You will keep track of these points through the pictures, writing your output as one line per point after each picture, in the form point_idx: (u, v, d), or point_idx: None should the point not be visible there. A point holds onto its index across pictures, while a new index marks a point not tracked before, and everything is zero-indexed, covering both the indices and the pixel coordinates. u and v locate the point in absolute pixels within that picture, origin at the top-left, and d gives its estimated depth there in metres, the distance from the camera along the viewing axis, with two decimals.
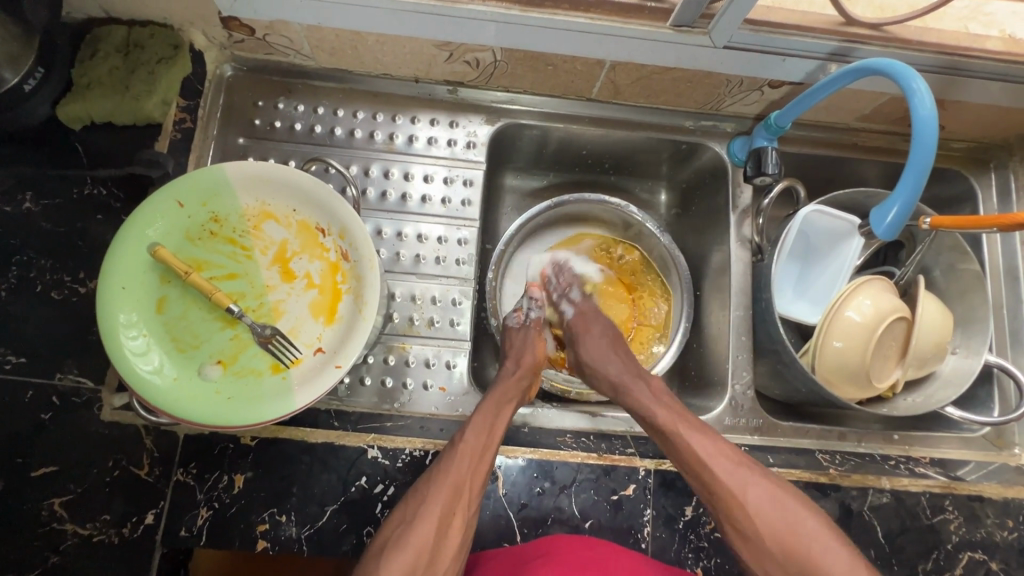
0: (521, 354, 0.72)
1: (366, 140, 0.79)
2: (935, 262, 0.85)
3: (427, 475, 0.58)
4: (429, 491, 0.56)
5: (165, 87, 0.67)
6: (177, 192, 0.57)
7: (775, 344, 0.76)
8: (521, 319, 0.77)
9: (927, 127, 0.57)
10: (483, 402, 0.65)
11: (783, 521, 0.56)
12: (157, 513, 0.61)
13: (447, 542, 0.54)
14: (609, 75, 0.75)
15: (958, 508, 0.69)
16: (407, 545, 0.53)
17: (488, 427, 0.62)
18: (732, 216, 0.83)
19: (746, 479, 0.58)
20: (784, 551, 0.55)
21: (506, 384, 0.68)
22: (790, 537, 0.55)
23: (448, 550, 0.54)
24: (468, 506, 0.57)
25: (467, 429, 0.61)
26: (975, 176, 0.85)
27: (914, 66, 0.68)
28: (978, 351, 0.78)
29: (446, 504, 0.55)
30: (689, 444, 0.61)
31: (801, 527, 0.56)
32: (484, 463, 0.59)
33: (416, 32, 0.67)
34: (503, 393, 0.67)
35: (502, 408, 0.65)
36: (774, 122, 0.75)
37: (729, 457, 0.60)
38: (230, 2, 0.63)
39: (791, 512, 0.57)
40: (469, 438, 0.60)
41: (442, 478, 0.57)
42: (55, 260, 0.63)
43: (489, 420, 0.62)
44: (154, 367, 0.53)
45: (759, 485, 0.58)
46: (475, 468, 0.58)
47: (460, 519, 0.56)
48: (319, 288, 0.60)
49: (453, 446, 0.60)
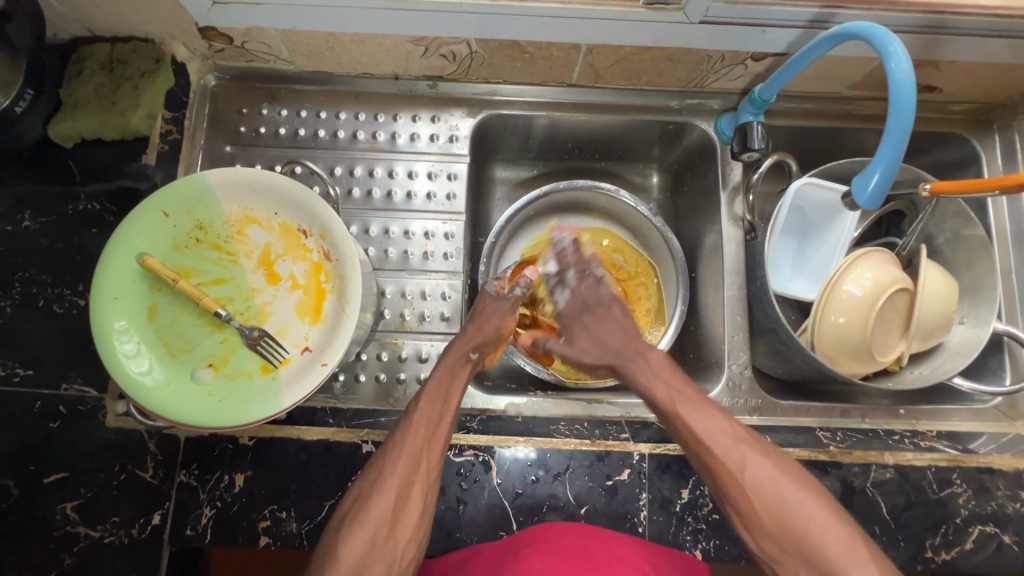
0: (486, 320, 0.71)
1: (349, 140, 0.80)
2: (939, 230, 0.82)
3: (382, 449, 0.59)
4: (387, 466, 0.57)
5: (151, 100, 0.69)
6: (162, 201, 0.58)
7: (772, 322, 0.75)
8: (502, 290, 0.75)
9: (906, 90, 0.54)
10: (437, 371, 0.66)
11: (773, 490, 0.52)
12: (163, 514, 0.62)
13: (408, 511, 0.55)
14: (587, 59, 0.74)
15: (967, 481, 0.67)
16: (363, 518, 0.53)
17: (443, 391, 0.64)
18: (722, 194, 0.82)
19: (746, 456, 0.54)
20: (780, 525, 0.51)
21: (456, 351, 0.68)
22: (783, 510, 0.51)
23: (409, 523, 0.55)
24: (428, 474, 0.58)
25: (419, 403, 0.62)
26: (978, 138, 0.82)
27: (898, 27, 0.65)
28: (986, 319, 0.76)
29: (404, 473, 0.56)
30: (687, 423, 0.58)
31: (793, 501, 0.51)
32: (440, 437, 0.60)
33: (390, 29, 0.67)
34: (453, 362, 0.67)
35: (457, 376, 0.66)
36: (758, 96, 0.74)
37: (721, 428, 0.57)
38: (205, 12, 0.64)
39: (787, 485, 0.52)
40: (424, 410, 0.61)
41: (398, 453, 0.58)
42: (55, 275, 0.66)
43: (444, 385, 0.64)
44: (145, 370, 0.55)
45: (760, 461, 0.54)
46: (429, 446, 0.59)
47: (419, 491, 0.57)
48: (303, 288, 0.60)
49: (407, 417, 0.61)
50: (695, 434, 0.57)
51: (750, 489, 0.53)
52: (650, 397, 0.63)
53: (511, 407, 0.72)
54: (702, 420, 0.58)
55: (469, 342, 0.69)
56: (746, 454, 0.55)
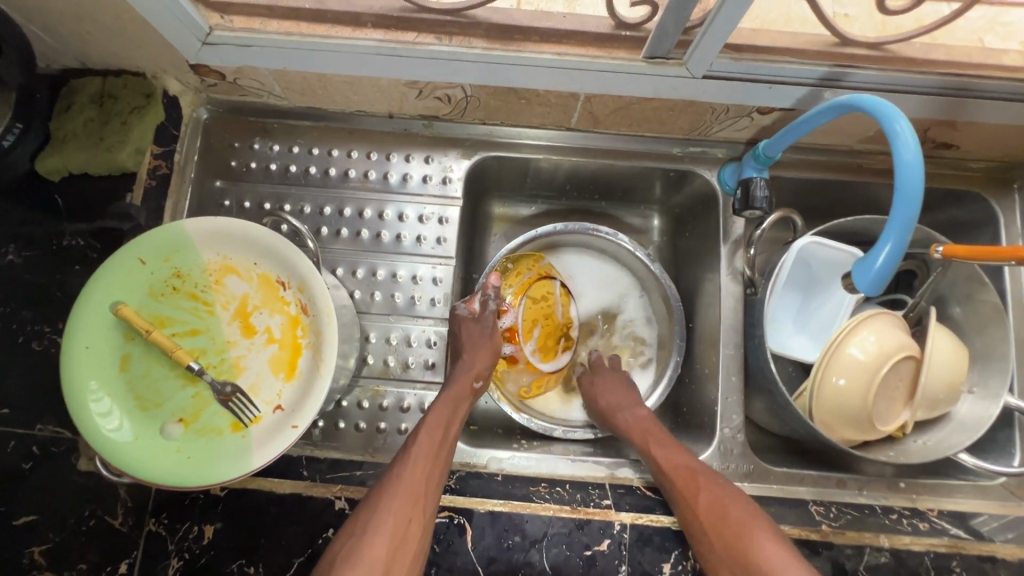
0: (479, 344, 0.73)
1: (341, 179, 0.78)
2: (951, 292, 0.78)
3: (381, 483, 0.61)
4: (383, 501, 0.58)
5: (139, 135, 0.68)
6: (140, 250, 0.57)
7: (769, 385, 0.72)
8: (475, 310, 0.74)
9: (912, 173, 0.50)
10: (438, 401, 0.67)
11: (717, 510, 0.60)
12: (130, 563, 0.61)
13: (403, 550, 0.56)
14: (586, 106, 0.71)
15: (967, 569, 0.63)
16: (358, 560, 0.55)
17: (443, 426, 0.65)
18: (723, 247, 0.79)
19: (698, 479, 0.63)
20: (721, 537, 0.58)
21: (461, 379, 0.70)
22: (723, 524, 0.59)
23: (404, 560, 0.56)
24: (424, 515, 0.59)
25: (417, 439, 0.63)
26: (996, 198, 0.78)
27: (916, 87, 0.64)
28: (996, 393, 0.72)
29: (402, 512, 0.58)
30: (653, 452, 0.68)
31: (735, 514, 0.59)
32: (439, 463, 0.62)
33: (381, 73, 0.66)
34: (455, 393, 0.69)
35: (457, 405, 0.68)
36: (762, 152, 0.70)
37: (682, 457, 0.66)
38: (195, 51, 0.63)
39: (730, 503, 0.60)
40: (423, 439, 0.63)
41: (395, 490, 0.59)
42: (35, 311, 0.66)
43: (444, 419, 0.65)
44: (115, 427, 0.54)
45: (710, 485, 0.62)
46: (430, 473, 0.61)
47: (416, 527, 0.58)
48: (279, 343, 0.59)
49: (406, 450, 0.62)
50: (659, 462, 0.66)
51: (701, 510, 0.61)
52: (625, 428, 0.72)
53: (491, 463, 0.70)
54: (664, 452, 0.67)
55: (472, 371, 0.71)
56: (699, 477, 0.63)
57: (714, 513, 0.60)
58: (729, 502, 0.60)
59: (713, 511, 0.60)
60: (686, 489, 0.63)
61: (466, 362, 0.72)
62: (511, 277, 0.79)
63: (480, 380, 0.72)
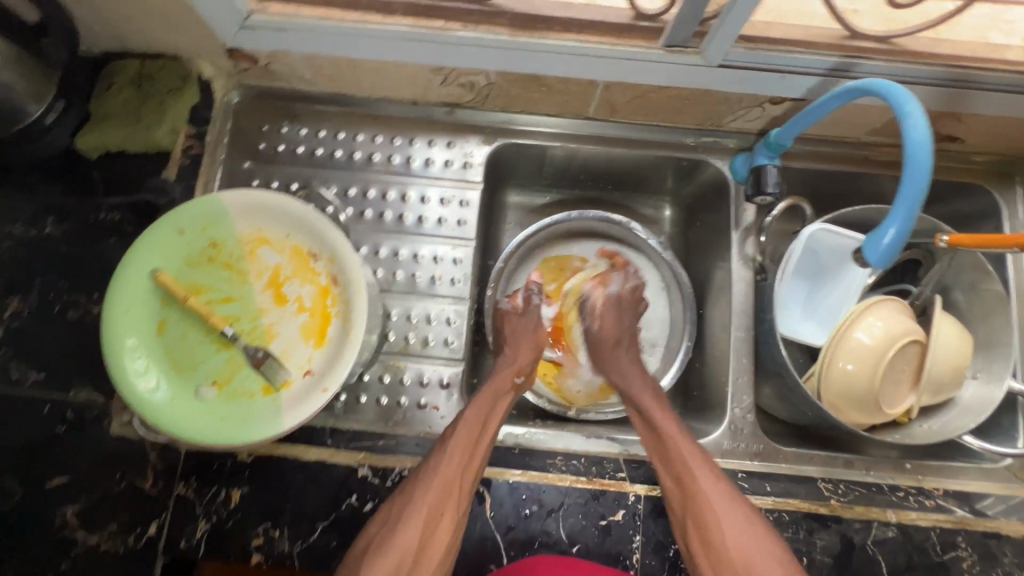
0: (520, 338, 0.77)
1: (366, 162, 0.81)
2: (954, 281, 0.80)
3: (417, 473, 0.62)
4: (417, 492, 0.60)
5: (174, 116, 0.71)
6: (177, 220, 0.60)
7: (778, 366, 0.74)
8: (517, 306, 0.80)
9: (922, 153, 0.53)
10: (478, 395, 0.68)
11: (729, 512, 0.59)
12: (160, 523, 0.66)
13: (434, 542, 0.58)
14: (604, 94, 0.74)
15: (972, 544, 0.68)
16: (390, 547, 0.57)
17: (482, 419, 0.66)
18: (734, 234, 0.81)
19: (710, 481, 0.61)
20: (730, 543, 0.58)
21: (502, 374, 0.72)
22: (733, 528, 0.58)
23: (433, 551, 0.58)
24: (457, 506, 0.60)
25: (455, 430, 0.64)
26: (999, 190, 0.81)
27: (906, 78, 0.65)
28: (1001, 377, 0.74)
29: (436, 501, 0.59)
30: (669, 439, 0.65)
31: (742, 518, 0.59)
32: (476, 458, 0.63)
33: (410, 59, 0.69)
34: (497, 387, 0.70)
35: (497, 401, 0.69)
36: (774, 140, 0.73)
37: (699, 454, 0.64)
38: (233, 35, 0.66)
39: (741, 508, 0.60)
40: (461, 433, 0.64)
41: (429, 480, 0.60)
42: (70, 281, 0.68)
43: (483, 412, 0.66)
44: (152, 387, 0.56)
45: (718, 486, 0.61)
46: (466, 466, 0.62)
47: (448, 518, 0.59)
48: (309, 312, 0.61)
49: (444, 441, 0.63)
50: (676, 452, 0.64)
51: (711, 510, 0.59)
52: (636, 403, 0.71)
53: (508, 438, 0.70)
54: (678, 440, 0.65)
55: (517, 367, 0.74)
56: (716, 480, 0.62)
57: (726, 518, 0.59)
58: (743, 510, 0.60)
59: (725, 515, 0.59)
60: (704, 492, 0.61)
61: (508, 356, 0.75)
62: (553, 274, 0.89)
63: (522, 376, 0.74)
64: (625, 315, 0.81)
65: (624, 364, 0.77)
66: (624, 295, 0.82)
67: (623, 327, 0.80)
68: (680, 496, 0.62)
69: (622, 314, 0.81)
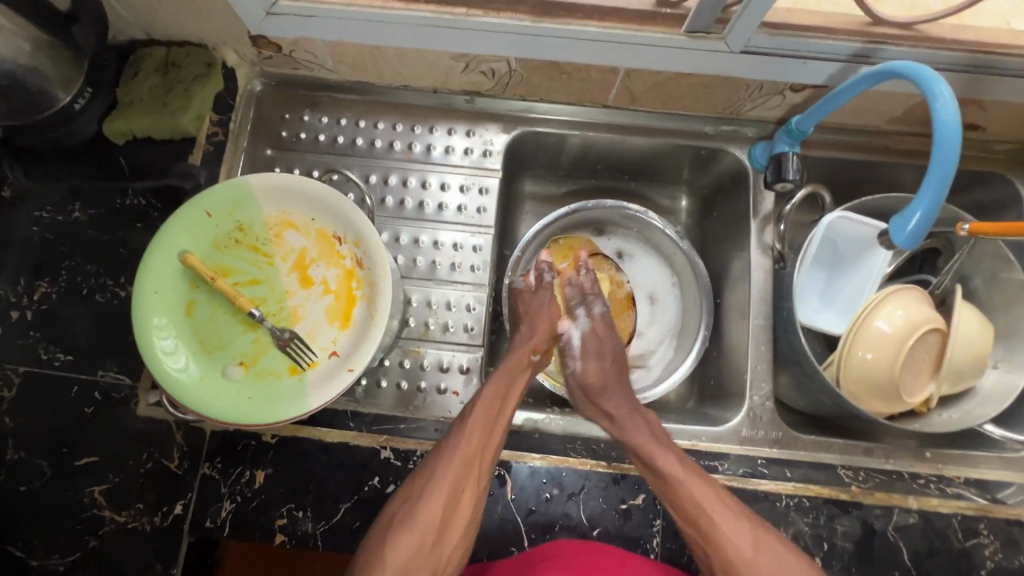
0: (535, 319, 0.75)
1: (386, 150, 0.81)
2: (975, 270, 0.80)
3: (437, 449, 0.62)
4: (438, 469, 0.60)
5: (200, 102, 0.72)
6: (206, 202, 0.60)
7: (797, 355, 0.74)
8: (532, 283, 0.79)
9: (951, 132, 0.54)
10: (496, 373, 0.68)
11: (771, 565, 0.55)
12: (185, 504, 0.64)
13: (455, 517, 0.58)
14: (624, 82, 0.74)
15: (994, 532, 0.67)
16: (413, 523, 0.57)
17: (501, 396, 0.66)
18: (752, 223, 0.81)
19: (740, 530, 0.57)
20: None
21: (520, 353, 0.72)
22: None
23: (456, 525, 0.58)
24: (478, 482, 0.61)
25: (474, 408, 0.64)
26: (1021, 179, 0.80)
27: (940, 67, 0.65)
28: (1022, 365, 0.74)
29: (458, 478, 0.59)
30: (686, 489, 0.60)
31: (786, 569, 0.55)
32: (495, 436, 0.63)
33: (432, 46, 0.69)
34: (514, 364, 0.71)
35: (515, 379, 0.69)
36: (796, 127, 0.73)
37: (723, 502, 0.59)
38: (258, 22, 0.66)
39: (782, 558, 0.56)
40: (480, 411, 0.64)
41: (450, 457, 0.60)
42: (99, 265, 0.69)
43: (502, 390, 0.67)
44: (181, 366, 0.57)
45: (748, 534, 0.57)
46: (485, 443, 0.62)
47: (469, 493, 0.60)
48: (335, 294, 0.62)
49: (463, 419, 0.63)
50: (694, 502, 0.59)
51: (750, 565, 0.56)
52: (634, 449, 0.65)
53: (526, 423, 0.70)
54: (694, 487, 0.60)
55: (534, 344, 0.74)
56: (747, 527, 0.58)
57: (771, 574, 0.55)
58: (785, 561, 0.56)
59: (769, 568, 0.55)
60: (734, 545, 0.57)
61: (525, 335, 0.74)
62: (562, 253, 0.88)
63: (538, 354, 0.74)
64: (606, 354, 0.76)
65: (616, 409, 0.69)
66: (598, 326, 0.78)
67: (603, 342, 0.77)
68: (713, 552, 0.58)
69: (610, 331, 0.78)
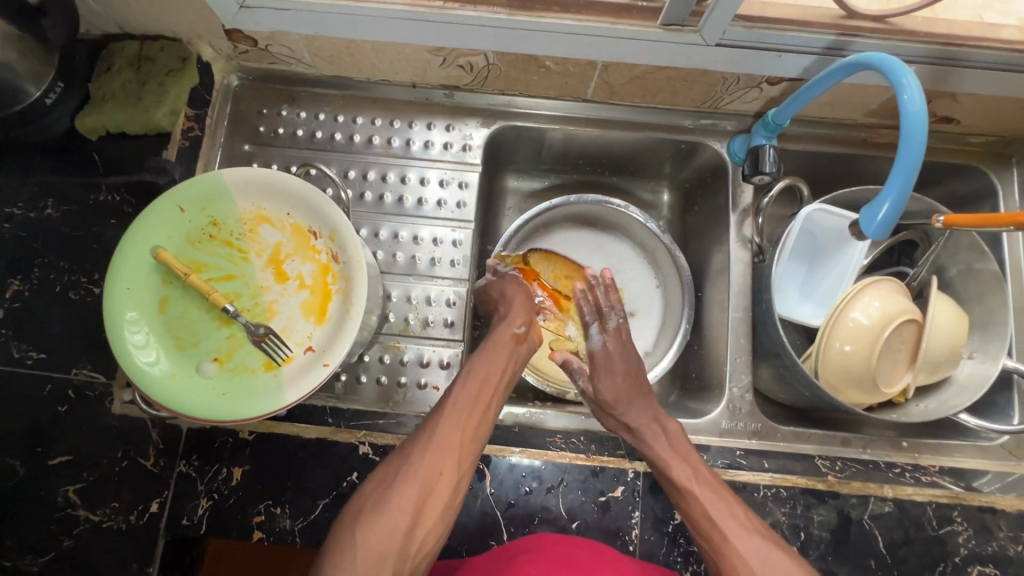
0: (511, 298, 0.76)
1: (365, 145, 0.81)
2: (951, 262, 0.81)
3: (419, 432, 0.62)
4: (415, 452, 0.59)
5: (175, 97, 0.70)
6: (179, 197, 0.60)
7: (776, 347, 0.74)
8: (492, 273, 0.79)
9: (917, 123, 0.54)
10: (479, 356, 0.68)
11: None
12: (161, 502, 0.64)
13: (430, 503, 0.57)
14: (602, 75, 0.74)
15: (968, 519, 0.68)
16: (385, 507, 0.55)
17: (484, 378, 0.66)
18: (732, 216, 0.82)
19: (755, 546, 0.56)
20: None
21: (500, 330, 0.72)
22: None
23: (430, 513, 0.57)
24: (457, 470, 0.60)
25: (456, 391, 0.64)
26: (995, 171, 0.81)
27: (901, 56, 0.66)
28: (995, 355, 0.74)
29: (434, 460, 0.58)
30: (701, 505, 0.59)
31: None
32: (475, 417, 0.62)
33: (410, 39, 0.69)
34: (499, 343, 0.70)
35: (495, 360, 0.68)
36: (772, 120, 0.73)
37: (736, 514, 0.58)
38: (232, 15, 0.66)
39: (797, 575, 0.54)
40: (461, 394, 0.63)
41: (427, 441, 0.60)
42: (73, 262, 0.69)
43: (484, 372, 0.66)
44: (152, 361, 0.57)
45: (766, 549, 0.55)
46: (463, 425, 0.61)
47: (446, 479, 0.59)
48: (310, 289, 0.62)
49: (444, 403, 0.63)
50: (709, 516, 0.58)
51: None
52: (661, 464, 0.63)
53: (508, 416, 0.71)
54: (713, 504, 0.59)
55: (512, 320, 0.73)
56: (761, 545, 0.56)
57: None
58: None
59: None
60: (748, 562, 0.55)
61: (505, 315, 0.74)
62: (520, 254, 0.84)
63: (522, 326, 0.73)
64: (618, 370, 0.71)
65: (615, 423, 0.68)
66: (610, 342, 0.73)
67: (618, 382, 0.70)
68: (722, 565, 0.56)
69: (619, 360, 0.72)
